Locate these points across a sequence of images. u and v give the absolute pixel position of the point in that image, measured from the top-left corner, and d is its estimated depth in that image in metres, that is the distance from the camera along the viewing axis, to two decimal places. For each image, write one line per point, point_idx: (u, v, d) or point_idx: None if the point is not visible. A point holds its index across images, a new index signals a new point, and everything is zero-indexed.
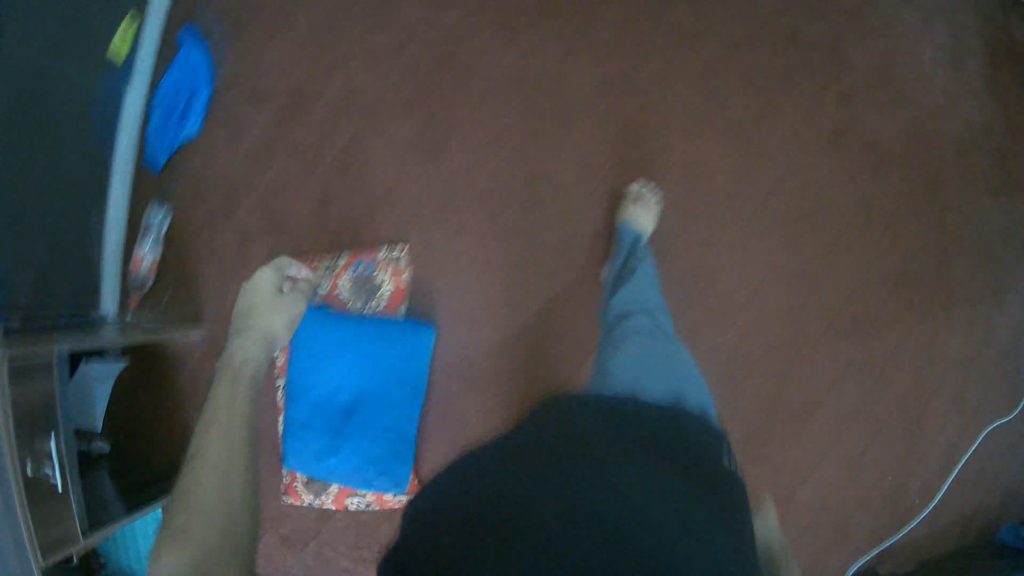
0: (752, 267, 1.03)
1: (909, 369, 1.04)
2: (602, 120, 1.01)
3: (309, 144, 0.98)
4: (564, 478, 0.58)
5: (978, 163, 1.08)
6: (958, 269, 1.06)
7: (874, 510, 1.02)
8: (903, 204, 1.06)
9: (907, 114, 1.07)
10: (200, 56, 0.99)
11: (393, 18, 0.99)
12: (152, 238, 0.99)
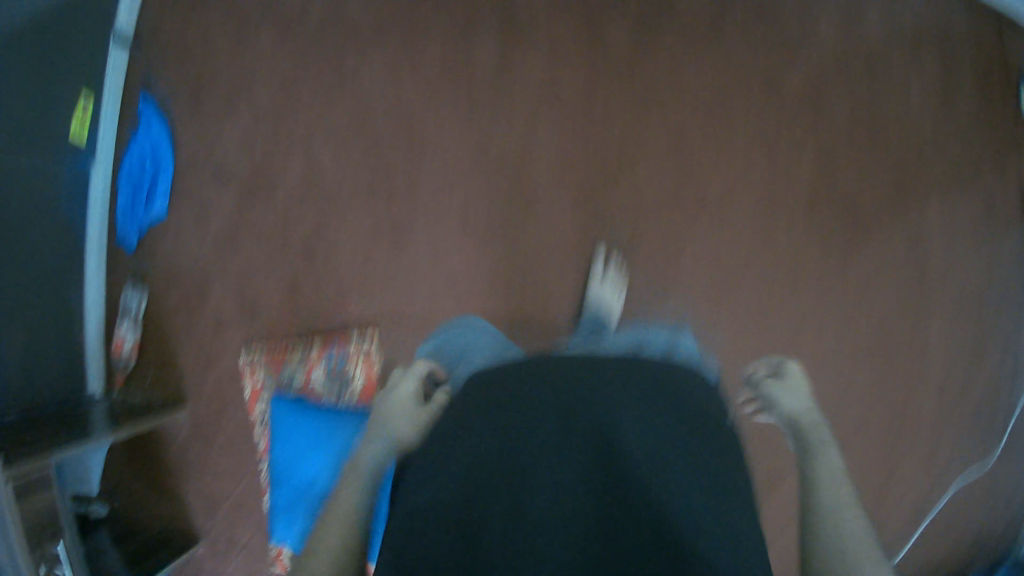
0: (733, 339, 0.99)
1: (893, 433, 1.04)
2: (574, 192, 0.97)
3: (275, 227, 0.98)
4: (489, 426, 0.50)
5: (965, 212, 1.02)
6: (952, 331, 1.03)
7: None
8: (893, 263, 1.02)
9: (900, 167, 1.01)
10: (159, 133, 1.00)
11: (350, 93, 0.97)
12: (129, 321, 1.02)
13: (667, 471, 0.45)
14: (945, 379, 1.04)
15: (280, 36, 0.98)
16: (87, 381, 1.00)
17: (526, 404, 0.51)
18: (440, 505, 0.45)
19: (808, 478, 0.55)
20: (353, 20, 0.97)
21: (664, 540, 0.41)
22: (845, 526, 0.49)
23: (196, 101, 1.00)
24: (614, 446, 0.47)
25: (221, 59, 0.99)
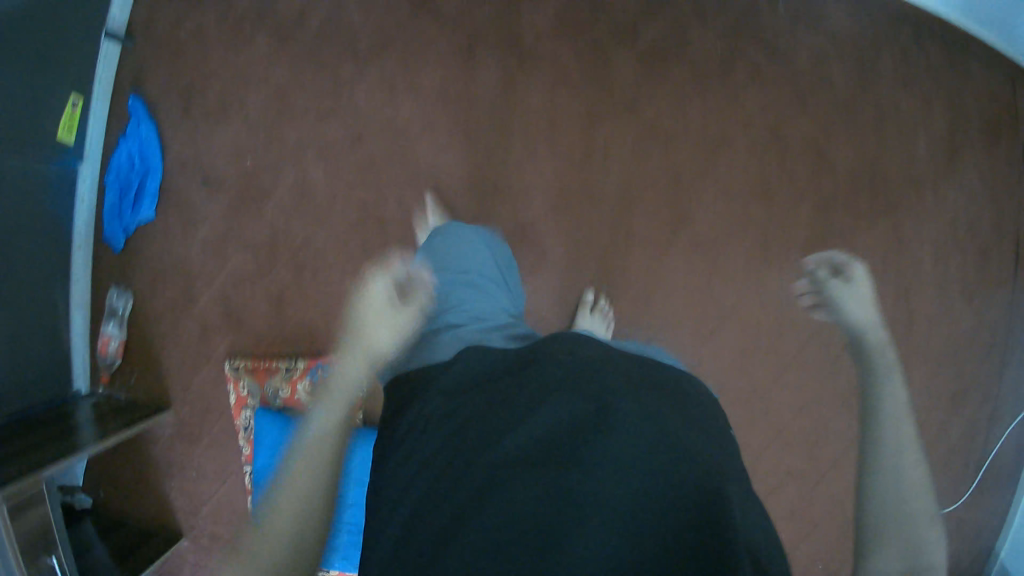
0: (737, 386, 0.92)
1: None
2: (570, 218, 0.93)
3: (262, 239, 0.95)
4: (495, 434, 0.40)
5: (965, 269, 0.96)
6: (962, 379, 0.96)
7: None
8: (904, 309, 0.96)
9: (913, 208, 0.95)
10: (148, 132, 0.97)
11: (343, 104, 0.95)
12: (116, 321, 0.99)
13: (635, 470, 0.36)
14: (936, 444, 0.96)
15: (278, 44, 0.96)
16: (73, 379, 0.96)
17: (531, 400, 0.41)
18: (432, 435, 0.41)
19: (868, 462, 0.38)
20: (354, 31, 0.95)
21: (710, 504, 0.34)
22: (915, 495, 0.36)
23: (189, 104, 0.98)
24: (651, 452, 0.37)
25: (217, 62, 0.98)
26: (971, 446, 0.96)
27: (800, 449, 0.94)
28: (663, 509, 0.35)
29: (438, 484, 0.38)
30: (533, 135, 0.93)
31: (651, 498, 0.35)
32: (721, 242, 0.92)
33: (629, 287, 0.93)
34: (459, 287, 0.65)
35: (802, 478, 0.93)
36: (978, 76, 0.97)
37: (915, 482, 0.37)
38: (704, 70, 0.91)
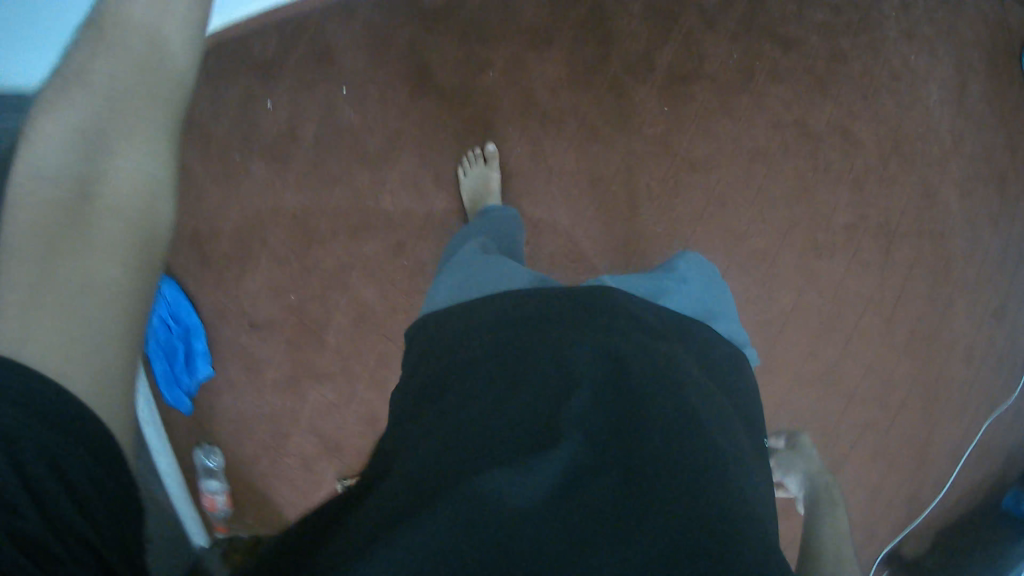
0: (821, 364, 0.97)
1: (964, 407, 1.04)
2: (635, 254, 0.89)
3: (333, 365, 0.92)
4: (572, 375, 0.44)
5: (987, 197, 1.02)
6: (1002, 295, 1.04)
7: (948, 535, 1.06)
8: (944, 247, 1.01)
9: (934, 151, 1.00)
10: (172, 291, 0.89)
11: (373, 209, 0.90)
12: (216, 478, 0.92)
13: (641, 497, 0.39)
14: (990, 357, 1.05)
15: (278, 164, 0.90)
16: (191, 540, 0.92)
17: (595, 368, 0.45)
18: (521, 374, 0.44)
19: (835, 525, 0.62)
20: (357, 131, 0.89)
21: (711, 530, 0.36)
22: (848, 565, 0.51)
23: (203, 250, 0.91)
24: (708, 451, 0.41)
25: (218, 199, 0.91)
26: (1016, 351, 1.06)
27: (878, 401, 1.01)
28: (719, 525, 0.37)
29: (497, 448, 0.40)
30: (577, 184, 0.89)
31: (691, 507, 0.38)
32: (776, 237, 0.93)
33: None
34: (461, 280, 0.61)
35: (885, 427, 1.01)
36: (960, 13, 1.02)
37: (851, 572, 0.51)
38: (724, 82, 0.91)
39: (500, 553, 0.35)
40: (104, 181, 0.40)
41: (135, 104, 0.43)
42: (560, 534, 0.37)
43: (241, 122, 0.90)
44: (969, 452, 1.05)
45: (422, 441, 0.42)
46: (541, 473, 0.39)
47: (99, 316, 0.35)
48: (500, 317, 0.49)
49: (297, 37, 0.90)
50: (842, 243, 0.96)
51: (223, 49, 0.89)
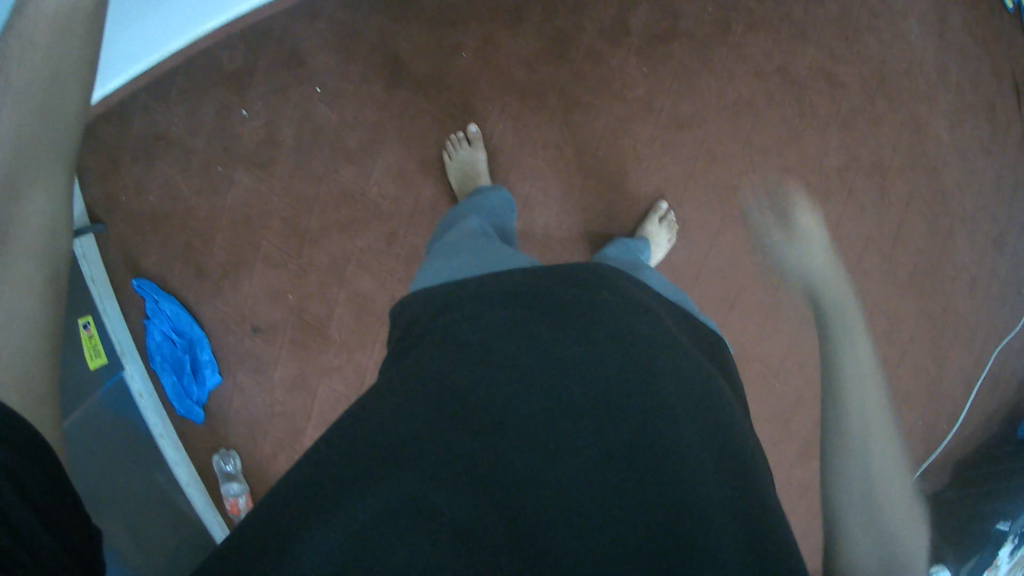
0: None
1: (970, 334, 1.05)
2: (626, 216, 0.89)
3: (339, 360, 0.92)
4: (567, 340, 0.47)
5: (977, 123, 1.01)
6: (1002, 219, 1.03)
7: (965, 462, 1.07)
8: (937, 177, 1.00)
9: (920, 83, 0.98)
10: (172, 306, 0.91)
11: (361, 201, 0.89)
12: (236, 481, 0.94)
13: (607, 477, 0.40)
14: (994, 283, 1.04)
15: (260, 171, 0.90)
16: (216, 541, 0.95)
17: (580, 343, 0.46)
18: (519, 340, 0.47)
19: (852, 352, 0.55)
20: (335, 126, 0.88)
21: (676, 504, 0.38)
22: (893, 493, 0.44)
23: (198, 263, 0.92)
24: (692, 419, 0.43)
25: (206, 209, 0.91)
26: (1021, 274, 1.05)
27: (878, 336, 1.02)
28: (676, 492, 0.39)
29: (488, 402, 0.43)
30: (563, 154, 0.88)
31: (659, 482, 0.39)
32: (767, 185, 0.93)
33: (712, 277, 0.93)
34: (450, 255, 0.64)
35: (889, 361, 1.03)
36: None
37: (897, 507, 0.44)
38: (700, 36, 0.90)
39: (459, 529, 0.37)
40: (21, 228, 0.44)
41: (44, 161, 0.47)
42: (521, 510, 0.38)
43: (220, 131, 0.90)
44: (980, 383, 1.06)
45: (416, 387, 0.44)
46: (512, 454, 0.40)
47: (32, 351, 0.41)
48: (483, 296, 0.51)
49: (263, 41, 0.88)
50: (836, 189, 0.96)
51: (192, 65, 0.89)
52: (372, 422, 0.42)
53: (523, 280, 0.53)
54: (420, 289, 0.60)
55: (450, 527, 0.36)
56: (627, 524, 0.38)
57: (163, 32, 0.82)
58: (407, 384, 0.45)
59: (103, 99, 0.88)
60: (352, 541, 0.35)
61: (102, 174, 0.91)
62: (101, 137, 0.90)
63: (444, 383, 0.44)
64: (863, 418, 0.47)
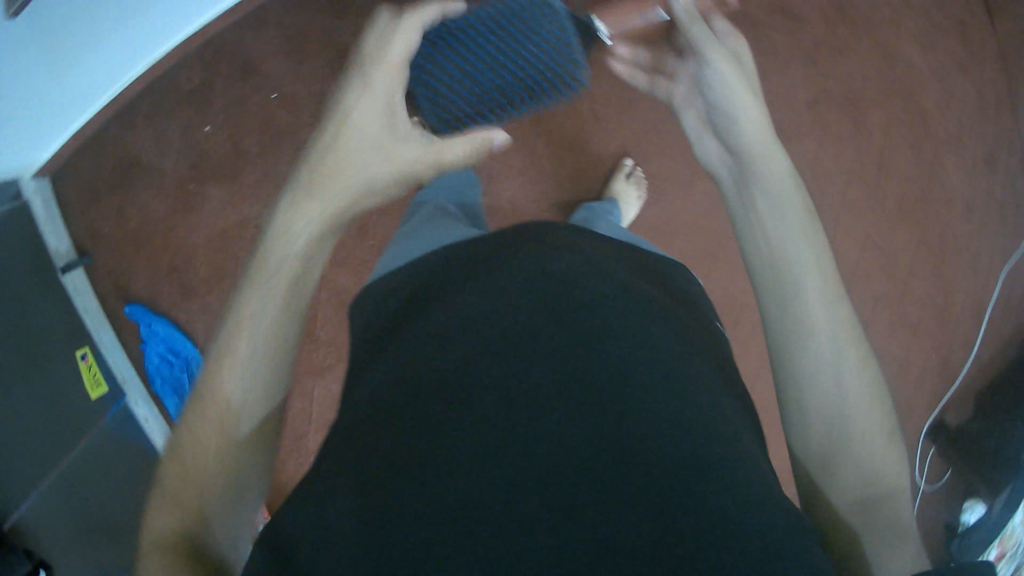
0: None
1: (974, 257, 1.01)
2: (590, 179, 0.91)
3: (330, 358, 0.94)
4: (538, 331, 0.47)
5: (950, 41, 0.98)
6: (993, 136, 0.99)
7: (992, 391, 1.03)
8: (915, 102, 0.97)
9: (883, 10, 0.97)
10: (164, 326, 0.94)
11: None
12: None
13: (568, 424, 0.41)
14: (994, 202, 1.01)
15: (231, 182, 0.93)
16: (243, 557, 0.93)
17: (522, 310, 0.49)
18: (484, 334, 0.48)
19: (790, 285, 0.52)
20: (297, 129, 0.92)
21: (626, 446, 0.40)
22: (867, 425, 0.48)
23: (184, 282, 0.95)
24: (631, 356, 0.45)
25: (185, 230, 0.94)
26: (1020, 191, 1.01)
27: (876, 273, 0.99)
28: (635, 433, 0.41)
29: (450, 385, 0.45)
30: (521, 127, 0.90)
31: (615, 426, 0.41)
32: None
33: (693, 229, 0.91)
34: (401, 248, 0.67)
35: (892, 296, 1.00)
36: None
37: (871, 435, 0.48)
38: None
39: (445, 509, 0.38)
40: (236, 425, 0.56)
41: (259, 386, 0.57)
42: (508, 472, 0.39)
43: (189, 152, 0.93)
44: (993, 308, 1.02)
45: (399, 394, 0.45)
46: (478, 427, 0.42)
47: (231, 449, 0.55)
48: (436, 294, 0.55)
49: (218, 58, 0.91)
50: (809, 124, 0.96)
51: (154, 90, 0.92)
52: (361, 437, 0.44)
53: (473, 265, 0.57)
54: (387, 277, 0.63)
55: (448, 514, 0.38)
56: (602, 471, 0.39)
57: (121, 62, 0.86)
58: (386, 394, 0.46)
59: (76, 132, 0.91)
60: (376, 529, 0.37)
61: (83, 207, 0.94)
62: (79, 169, 0.93)
63: (414, 375, 0.47)
64: (815, 368, 0.49)
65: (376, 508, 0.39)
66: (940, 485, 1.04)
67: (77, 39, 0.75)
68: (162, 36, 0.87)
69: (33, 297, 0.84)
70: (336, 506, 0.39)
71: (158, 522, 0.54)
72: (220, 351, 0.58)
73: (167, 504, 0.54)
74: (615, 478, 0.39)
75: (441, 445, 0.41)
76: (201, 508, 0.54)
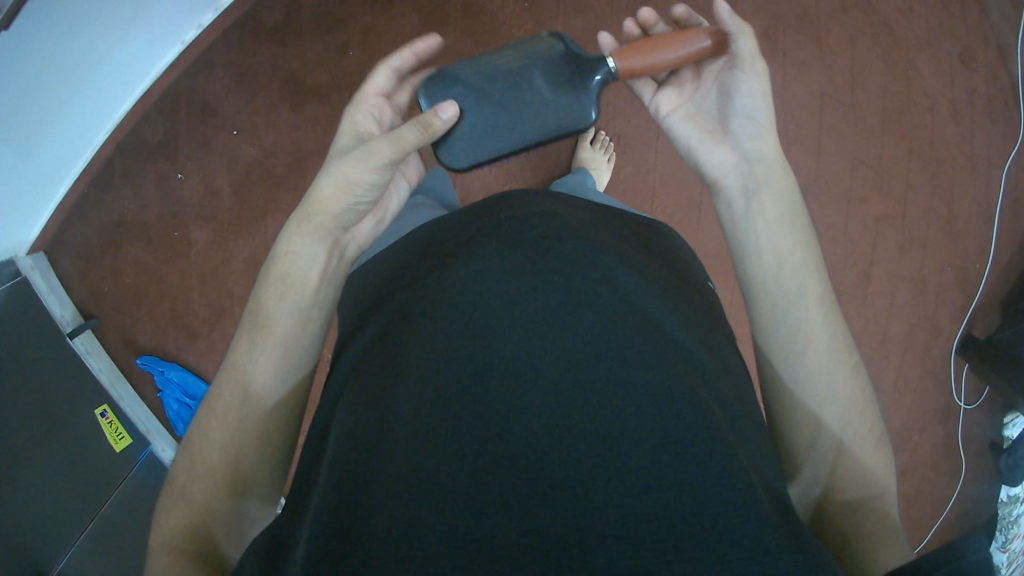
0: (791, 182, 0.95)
1: (968, 158, 0.97)
2: (558, 153, 0.90)
3: None
4: (520, 290, 0.43)
5: None
6: (959, 37, 0.97)
7: (1015, 292, 0.98)
8: (870, 17, 0.96)
9: None
10: (177, 372, 0.96)
11: None
12: None
13: (539, 396, 0.37)
14: (977, 101, 0.97)
15: (212, 223, 0.96)
16: None
17: (495, 279, 0.44)
18: (457, 304, 0.44)
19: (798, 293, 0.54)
20: (264, 160, 0.94)
21: (605, 421, 0.36)
22: (849, 419, 0.50)
23: (186, 325, 0.98)
24: (607, 319, 0.41)
25: (177, 275, 0.97)
26: (1001, 85, 0.98)
27: (870, 193, 0.96)
28: (616, 401, 0.37)
29: (425, 365, 0.41)
30: None
31: (592, 393, 0.37)
32: None
33: (669, 183, 0.89)
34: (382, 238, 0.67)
35: (893, 213, 0.96)
36: None
37: (853, 427, 0.50)
38: None
39: (415, 502, 0.34)
40: (250, 423, 0.51)
41: (286, 385, 0.53)
42: (483, 465, 0.35)
43: (168, 200, 0.96)
44: (1000, 208, 0.98)
45: (375, 383, 0.42)
46: (451, 412, 0.38)
47: (250, 442, 0.50)
48: (407, 281, 0.52)
49: (176, 105, 0.94)
50: (768, 55, 0.95)
51: (124, 149, 0.95)
52: (348, 414, 0.42)
53: (441, 250, 0.54)
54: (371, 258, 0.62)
55: (418, 518, 0.34)
56: (583, 452, 0.35)
57: (87, 125, 0.89)
58: (369, 373, 0.44)
59: (59, 202, 0.95)
60: (344, 528, 0.35)
61: (80, 272, 0.98)
62: (69, 236, 0.97)
63: (396, 357, 0.43)
64: (816, 368, 0.51)
65: (344, 481, 0.37)
66: (980, 402, 1.00)
67: (37, 121, 0.78)
68: (121, 93, 0.90)
69: (47, 361, 0.88)
70: (317, 505, 0.38)
71: (166, 520, 0.49)
72: (247, 340, 0.53)
73: (178, 498, 0.50)
74: (597, 453, 0.35)
75: (415, 432, 0.37)
76: (211, 508, 0.49)
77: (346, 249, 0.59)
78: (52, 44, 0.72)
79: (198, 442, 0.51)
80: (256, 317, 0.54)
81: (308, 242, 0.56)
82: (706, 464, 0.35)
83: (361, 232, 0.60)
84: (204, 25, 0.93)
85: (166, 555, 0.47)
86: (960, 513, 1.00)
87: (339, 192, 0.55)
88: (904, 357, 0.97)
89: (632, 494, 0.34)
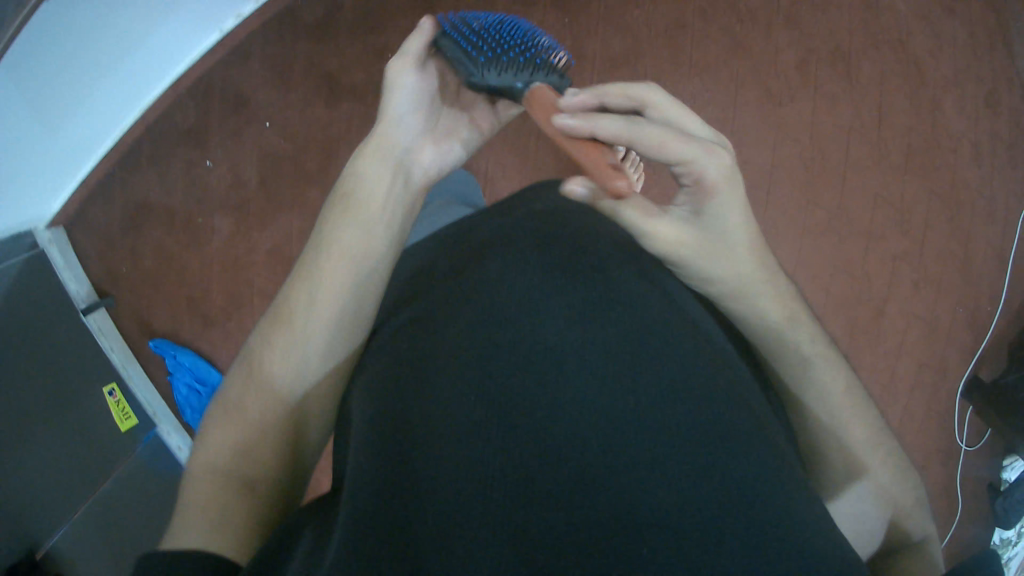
0: (812, 214, 0.96)
1: (988, 203, 0.98)
2: None
3: None
4: (543, 290, 0.43)
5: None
6: (988, 82, 0.99)
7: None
8: (902, 58, 0.98)
9: None
10: (189, 357, 0.96)
11: None
12: None
13: (576, 392, 0.37)
14: (1001, 146, 0.99)
15: (237, 212, 0.96)
16: None
17: (527, 281, 0.44)
18: (484, 306, 0.44)
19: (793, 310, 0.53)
20: (292, 154, 0.95)
21: (647, 424, 0.36)
22: (862, 442, 0.49)
23: (202, 312, 0.98)
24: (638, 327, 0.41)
25: (196, 261, 0.97)
26: None
27: (891, 230, 0.97)
28: (657, 404, 0.37)
29: (449, 365, 0.40)
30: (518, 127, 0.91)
31: (632, 396, 0.37)
32: (724, 115, 0.96)
33: None
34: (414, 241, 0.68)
35: (911, 251, 0.97)
36: None
37: (864, 442, 0.49)
38: None
39: (456, 491, 0.34)
40: (313, 344, 0.49)
41: (357, 296, 0.50)
42: (528, 457, 0.35)
43: (194, 186, 0.96)
44: (1017, 254, 0.99)
45: (399, 378, 0.42)
46: (483, 405, 0.37)
47: (311, 367, 0.49)
48: (443, 271, 0.52)
49: (210, 93, 0.95)
50: (799, 87, 0.96)
51: (153, 131, 0.95)
52: (371, 399, 0.42)
53: (476, 244, 0.54)
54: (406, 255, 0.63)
55: (467, 508, 0.33)
56: (631, 450, 0.35)
57: (117, 104, 0.89)
58: (394, 360, 0.44)
59: (83, 179, 0.95)
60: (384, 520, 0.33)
61: (99, 251, 0.98)
62: (91, 214, 0.97)
63: (421, 358, 0.42)
64: (824, 392, 0.49)
65: (382, 469, 0.36)
66: (982, 445, 1.01)
67: (69, 97, 0.79)
68: (154, 75, 0.90)
69: (60, 336, 0.88)
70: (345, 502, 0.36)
71: (217, 437, 0.49)
72: (300, 284, 0.52)
73: (224, 424, 0.49)
74: (647, 454, 0.34)
75: (450, 426, 0.37)
76: (246, 460, 0.47)
77: (412, 175, 0.56)
78: (91, 19, 0.72)
79: (263, 364, 0.50)
80: (320, 244, 0.52)
81: (371, 166, 0.54)
82: (753, 476, 0.34)
83: (427, 160, 0.57)
84: (243, 16, 0.94)
85: (202, 483, 0.46)
86: (952, 551, 1.01)
87: (391, 125, 0.55)
88: (912, 394, 0.99)
89: (689, 491, 0.33)
